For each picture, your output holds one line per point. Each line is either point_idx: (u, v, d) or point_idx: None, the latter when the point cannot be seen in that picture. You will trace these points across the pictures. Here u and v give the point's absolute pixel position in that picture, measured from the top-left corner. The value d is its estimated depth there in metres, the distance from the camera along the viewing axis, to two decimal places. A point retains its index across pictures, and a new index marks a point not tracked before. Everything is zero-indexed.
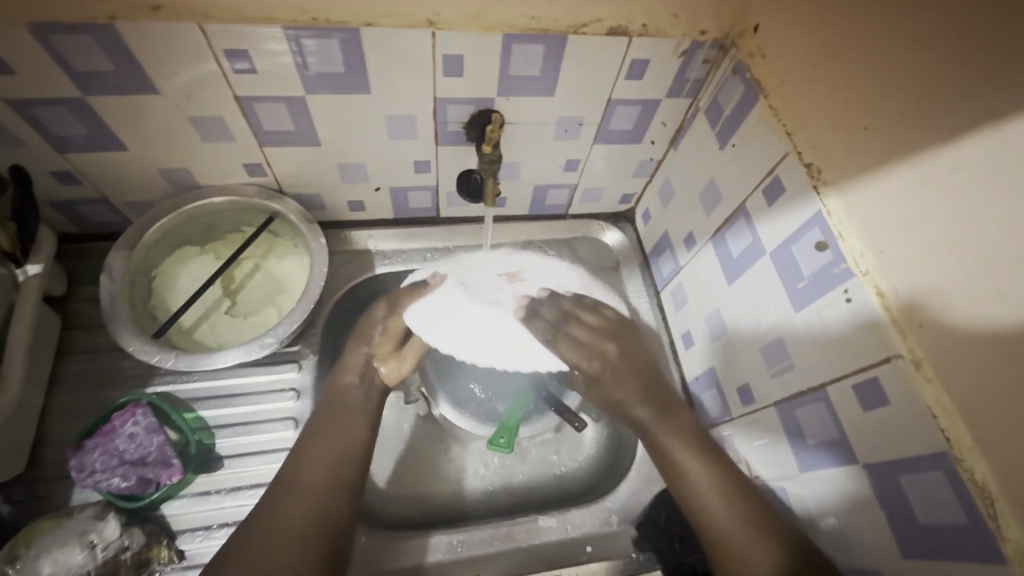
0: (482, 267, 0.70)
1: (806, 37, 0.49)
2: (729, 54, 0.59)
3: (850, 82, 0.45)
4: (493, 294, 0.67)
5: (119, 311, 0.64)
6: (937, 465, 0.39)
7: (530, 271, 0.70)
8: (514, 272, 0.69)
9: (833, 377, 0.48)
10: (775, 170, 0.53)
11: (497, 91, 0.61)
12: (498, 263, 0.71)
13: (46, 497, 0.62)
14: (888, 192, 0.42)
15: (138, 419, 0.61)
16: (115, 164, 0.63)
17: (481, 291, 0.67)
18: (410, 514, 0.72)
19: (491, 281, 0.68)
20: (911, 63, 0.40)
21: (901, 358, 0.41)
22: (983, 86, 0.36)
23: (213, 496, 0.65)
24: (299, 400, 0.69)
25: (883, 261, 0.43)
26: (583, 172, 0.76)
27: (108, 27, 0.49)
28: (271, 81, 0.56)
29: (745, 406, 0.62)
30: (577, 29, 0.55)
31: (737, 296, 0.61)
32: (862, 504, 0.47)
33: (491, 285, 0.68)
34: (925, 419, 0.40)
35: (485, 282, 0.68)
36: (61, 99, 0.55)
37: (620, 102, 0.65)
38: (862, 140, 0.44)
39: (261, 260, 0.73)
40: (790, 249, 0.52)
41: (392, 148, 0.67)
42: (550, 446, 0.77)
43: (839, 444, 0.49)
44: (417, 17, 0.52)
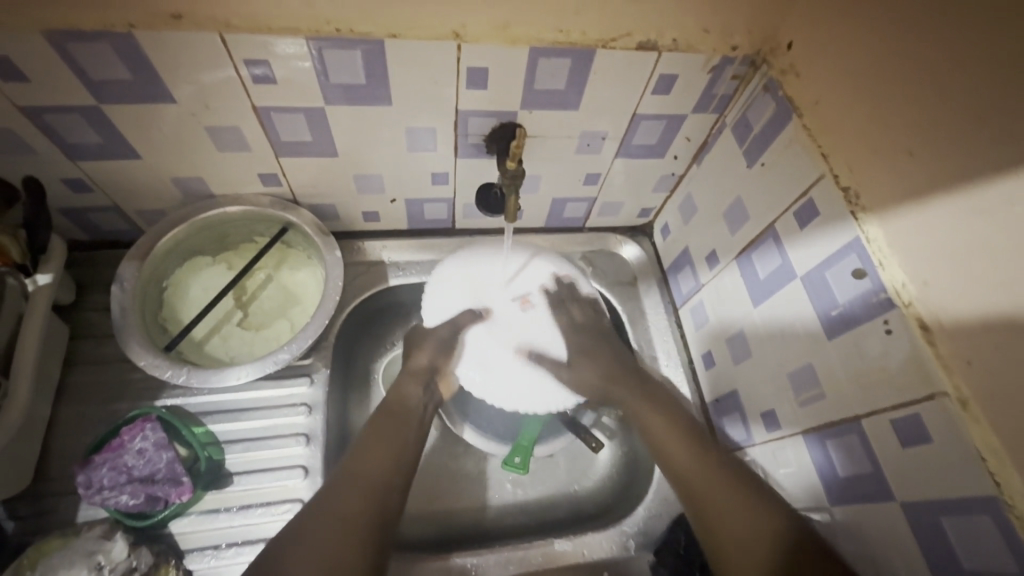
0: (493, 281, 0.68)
1: (842, 56, 0.48)
2: (760, 71, 0.57)
3: (891, 105, 0.44)
4: (511, 326, 0.65)
5: (130, 324, 0.63)
6: (984, 508, 0.38)
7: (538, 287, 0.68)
8: (526, 296, 0.67)
9: (870, 409, 0.47)
10: (809, 192, 0.52)
11: (520, 104, 0.59)
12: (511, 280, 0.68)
13: (51, 513, 0.61)
14: (932, 220, 0.41)
15: (147, 435, 0.60)
16: (128, 173, 0.62)
17: (499, 320, 0.66)
18: (423, 533, 0.70)
19: (506, 303, 0.66)
20: (958, 90, 0.39)
21: (946, 396, 0.40)
22: None
23: (222, 514, 0.63)
24: (310, 416, 0.67)
25: (927, 293, 0.41)
26: (603, 185, 0.74)
27: (125, 35, 0.48)
28: (290, 91, 0.55)
29: (770, 432, 0.60)
30: (606, 43, 0.53)
31: (764, 319, 0.60)
32: (896, 541, 0.46)
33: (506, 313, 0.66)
34: (973, 460, 0.38)
35: (502, 306, 0.66)
36: (75, 107, 0.53)
37: (645, 116, 0.63)
38: (903, 166, 0.43)
39: (273, 271, 0.72)
40: (824, 275, 0.51)
41: (410, 160, 0.65)
42: (564, 465, 0.76)
43: (873, 477, 0.48)
44: (443, 29, 0.51)
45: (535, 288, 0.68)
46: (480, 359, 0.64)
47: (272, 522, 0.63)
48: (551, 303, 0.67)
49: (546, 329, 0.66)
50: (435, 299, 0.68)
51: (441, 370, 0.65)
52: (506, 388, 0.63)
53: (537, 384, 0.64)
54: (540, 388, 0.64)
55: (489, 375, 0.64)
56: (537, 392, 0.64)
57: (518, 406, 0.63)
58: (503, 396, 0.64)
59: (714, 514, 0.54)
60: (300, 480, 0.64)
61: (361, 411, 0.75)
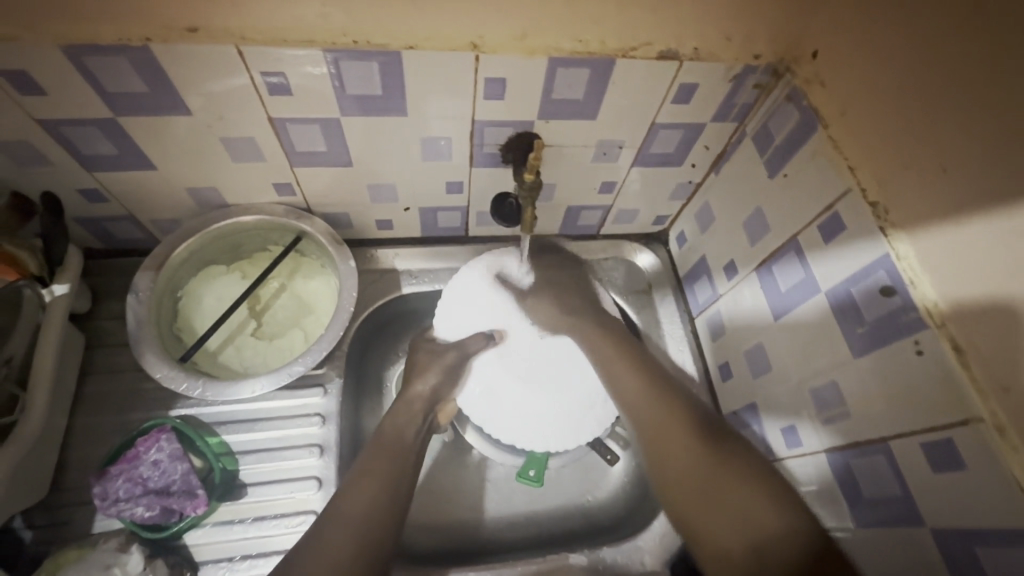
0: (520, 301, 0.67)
1: (870, 67, 0.47)
2: (783, 79, 0.56)
3: (921, 119, 0.42)
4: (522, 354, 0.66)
5: (145, 335, 0.63)
6: (1023, 539, 0.37)
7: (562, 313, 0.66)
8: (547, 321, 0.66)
9: (898, 431, 0.46)
10: (834, 205, 0.51)
11: (537, 114, 0.58)
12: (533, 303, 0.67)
13: (68, 523, 0.61)
14: (968, 239, 0.40)
15: (162, 446, 0.60)
16: (143, 183, 0.62)
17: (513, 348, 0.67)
18: (437, 545, 0.70)
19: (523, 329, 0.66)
20: (995, 106, 0.37)
21: (982, 422, 0.39)
22: None
23: (236, 525, 0.63)
24: (324, 426, 0.67)
25: (962, 314, 0.40)
26: (619, 194, 0.73)
27: (142, 48, 0.47)
28: (305, 102, 0.54)
29: (790, 448, 0.59)
30: (625, 52, 0.52)
31: (785, 334, 0.59)
32: (925, 566, 0.44)
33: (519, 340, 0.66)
34: (1011, 489, 0.37)
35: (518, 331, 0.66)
36: (91, 119, 0.53)
37: (663, 125, 0.62)
38: (935, 182, 0.42)
39: (287, 280, 0.71)
40: (849, 291, 0.50)
41: (424, 169, 0.65)
42: (577, 476, 0.75)
43: (902, 500, 0.47)
44: (461, 40, 0.50)
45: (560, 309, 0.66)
46: (487, 387, 0.67)
47: (287, 534, 0.63)
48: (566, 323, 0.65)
49: (557, 364, 0.66)
50: (459, 315, 0.68)
51: (441, 398, 0.64)
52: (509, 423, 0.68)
53: (539, 423, 0.67)
54: (540, 425, 0.67)
55: (494, 405, 0.68)
56: (537, 432, 0.67)
57: (516, 441, 0.68)
58: (505, 428, 0.68)
59: (720, 505, 0.50)
60: (314, 492, 0.64)
61: (374, 420, 0.74)
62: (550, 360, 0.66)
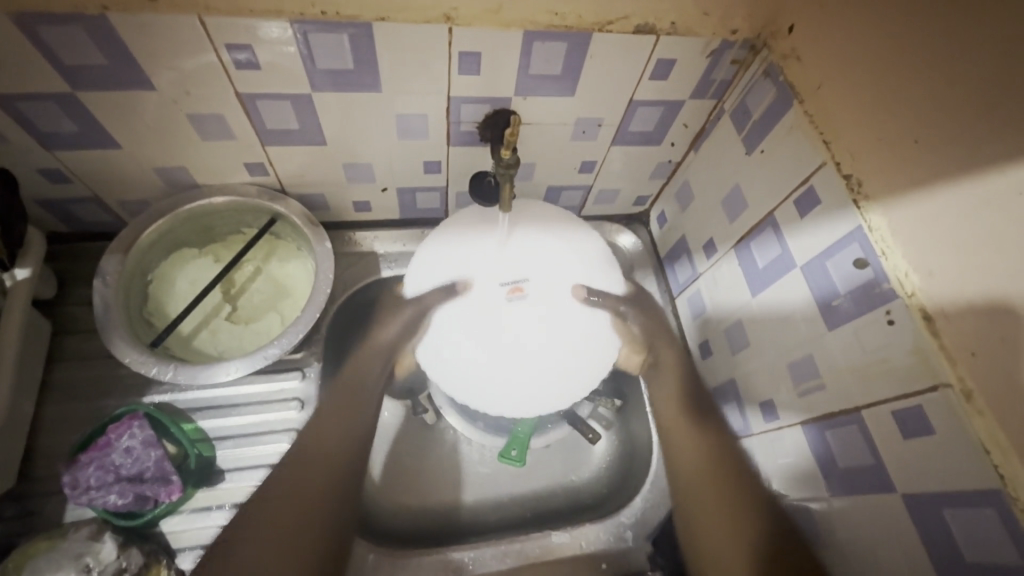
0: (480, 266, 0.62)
1: (845, 40, 0.46)
2: (760, 55, 0.56)
3: (895, 92, 0.43)
4: (489, 315, 0.59)
5: (113, 319, 0.61)
6: (988, 501, 0.38)
7: (537, 283, 0.60)
8: (519, 284, 0.60)
9: (871, 401, 0.47)
10: (810, 179, 0.51)
11: (514, 90, 0.57)
12: (505, 266, 0.61)
13: (39, 513, 0.60)
14: (937, 210, 0.40)
15: (134, 433, 0.59)
16: (107, 162, 0.60)
17: (479, 319, 0.60)
18: (418, 527, 0.70)
19: (490, 291, 0.60)
20: (966, 77, 0.38)
21: (950, 388, 0.39)
22: None
23: (214, 511, 0.62)
24: (303, 411, 0.66)
25: (932, 283, 0.41)
26: (599, 173, 0.72)
27: (98, 18, 0.45)
28: (274, 77, 0.53)
29: (767, 422, 0.60)
30: (603, 26, 0.52)
31: (763, 309, 0.59)
32: (897, 532, 0.45)
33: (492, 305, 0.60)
34: (977, 454, 0.38)
35: (483, 295, 0.60)
36: (48, 93, 0.51)
37: (642, 102, 0.61)
38: (908, 153, 0.42)
39: (262, 263, 0.70)
40: (824, 264, 0.50)
41: (401, 148, 0.64)
42: (560, 456, 0.75)
43: (873, 469, 0.47)
44: (434, 12, 0.49)
45: (534, 277, 0.60)
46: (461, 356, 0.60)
47: None
48: (545, 294, 0.60)
49: (533, 326, 0.59)
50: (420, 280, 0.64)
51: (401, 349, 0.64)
52: (487, 392, 0.61)
53: (509, 393, 0.60)
54: (521, 392, 0.61)
55: (456, 369, 0.61)
56: (516, 397, 0.61)
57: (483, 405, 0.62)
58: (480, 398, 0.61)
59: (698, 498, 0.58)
60: None
61: None
62: (525, 325, 0.59)
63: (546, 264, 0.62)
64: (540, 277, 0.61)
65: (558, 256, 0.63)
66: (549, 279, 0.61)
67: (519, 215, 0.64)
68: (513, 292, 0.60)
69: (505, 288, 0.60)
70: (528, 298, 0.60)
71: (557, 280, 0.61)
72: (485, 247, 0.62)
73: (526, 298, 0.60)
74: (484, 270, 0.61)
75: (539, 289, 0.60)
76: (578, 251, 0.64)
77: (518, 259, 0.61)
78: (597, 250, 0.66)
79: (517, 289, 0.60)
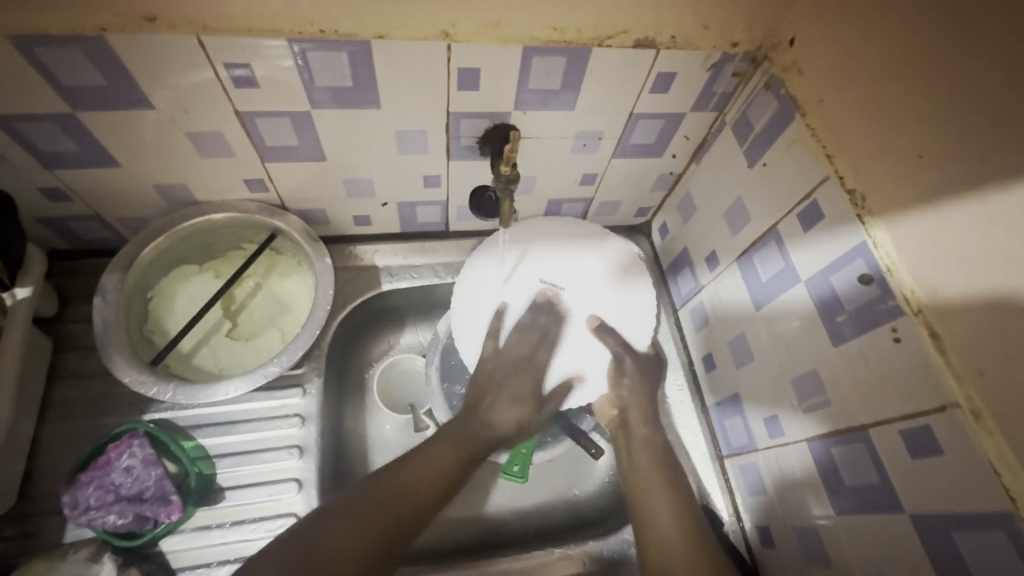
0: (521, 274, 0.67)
1: (847, 53, 0.46)
2: (761, 67, 0.56)
3: (898, 106, 0.42)
4: (527, 305, 0.66)
5: (113, 338, 0.61)
6: (998, 524, 0.37)
7: (571, 288, 0.67)
8: (554, 287, 0.67)
9: (877, 419, 0.46)
10: (812, 194, 0.51)
11: (513, 105, 0.57)
12: (546, 266, 0.68)
13: (38, 533, 0.59)
14: (942, 226, 0.39)
15: (134, 452, 0.58)
16: (107, 180, 0.60)
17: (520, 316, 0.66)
18: (420, 544, 0.69)
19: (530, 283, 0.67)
20: (969, 91, 0.37)
21: (958, 408, 0.39)
22: None
23: (215, 530, 0.62)
24: (303, 427, 0.66)
25: (937, 301, 0.40)
26: (600, 185, 0.72)
27: (97, 39, 0.45)
28: (273, 95, 0.52)
29: (772, 438, 0.59)
30: (602, 41, 0.51)
31: (766, 324, 0.59)
32: (904, 552, 0.45)
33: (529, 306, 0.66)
34: (987, 476, 0.37)
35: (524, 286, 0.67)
36: (48, 114, 0.51)
37: (642, 115, 0.61)
38: (911, 169, 0.41)
39: (262, 279, 0.70)
40: (828, 280, 0.50)
41: (401, 163, 0.63)
42: (563, 470, 0.74)
43: (880, 488, 0.47)
44: (432, 29, 0.48)
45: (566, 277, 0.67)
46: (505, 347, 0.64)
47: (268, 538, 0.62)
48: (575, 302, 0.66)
49: (567, 326, 0.66)
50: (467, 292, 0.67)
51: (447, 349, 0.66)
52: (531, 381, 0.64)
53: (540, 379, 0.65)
54: (555, 386, 0.65)
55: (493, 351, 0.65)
56: (554, 391, 0.65)
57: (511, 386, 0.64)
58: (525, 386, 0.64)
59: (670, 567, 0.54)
60: (294, 494, 0.63)
61: (355, 418, 0.74)
62: (562, 324, 0.66)
63: (576, 266, 0.68)
64: (571, 278, 0.67)
65: (588, 267, 0.68)
66: (580, 280, 0.67)
67: (538, 231, 0.69)
68: (550, 292, 0.66)
69: (542, 288, 0.67)
70: (561, 296, 0.66)
71: (584, 284, 0.67)
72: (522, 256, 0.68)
73: (560, 296, 0.66)
74: (520, 274, 0.67)
75: (572, 295, 0.67)
76: (605, 256, 0.68)
77: (559, 264, 0.68)
78: (614, 262, 0.68)
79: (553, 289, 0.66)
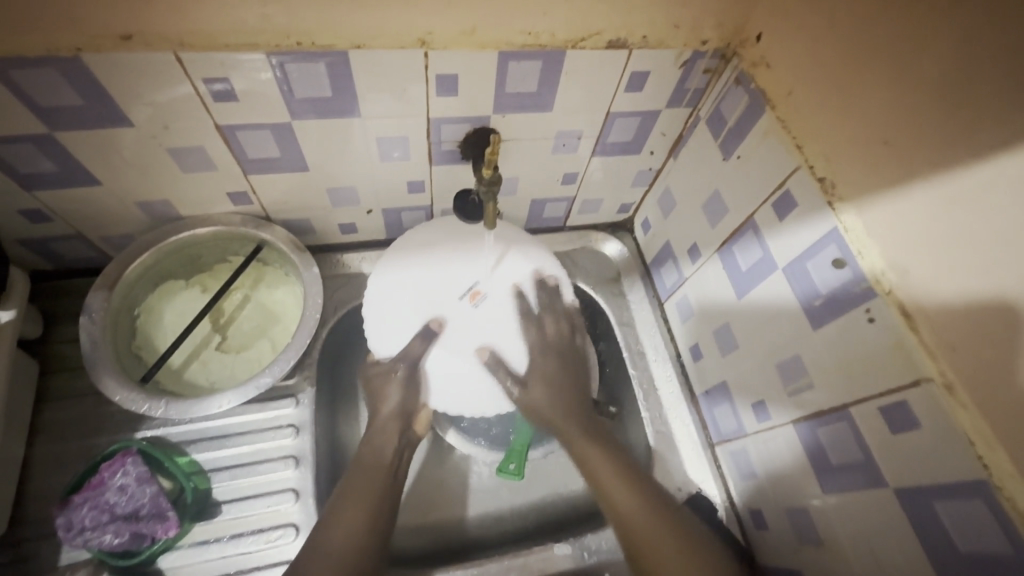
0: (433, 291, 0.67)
1: (814, 45, 0.48)
2: (731, 63, 0.57)
3: (861, 96, 0.44)
4: (461, 325, 0.65)
5: (102, 357, 0.60)
6: (975, 492, 0.39)
7: (489, 282, 0.67)
8: (474, 289, 0.67)
9: (858, 398, 0.47)
10: (786, 183, 0.52)
11: (492, 108, 0.58)
12: (458, 278, 0.67)
13: (32, 557, 0.59)
14: (908, 210, 0.41)
15: (128, 470, 0.58)
16: (89, 200, 0.60)
17: (459, 328, 0.65)
18: (420, 546, 0.69)
19: (452, 305, 0.66)
20: (931, 78, 0.39)
21: (932, 382, 0.40)
22: (1000, 107, 0.35)
23: (213, 545, 0.62)
24: (298, 437, 0.66)
25: (907, 281, 0.42)
26: (581, 184, 0.73)
27: (73, 59, 0.45)
28: (254, 107, 0.53)
29: (760, 422, 0.61)
30: (575, 43, 0.53)
31: (747, 313, 0.60)
32: (887, 525, 0.47)
33: (421, 347, 0.64)
34: (961, 446, 0.39)
35: (450, 309, 0.66)
36: (25, 136, 0.51)
37: (620, 114, 0.62)
38: (876, 155, 0.43)
39: (251, 290, 0.70)
40: (804, 265, 0.51)
41: (384, 171, 0.64)
42: (557, 466, 0.75)
43: (864, 465, 0.48)
44: (409, 37, 0.49)
45: (484, 279, 0.67)
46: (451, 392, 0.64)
47: (266, 549, 0.62)
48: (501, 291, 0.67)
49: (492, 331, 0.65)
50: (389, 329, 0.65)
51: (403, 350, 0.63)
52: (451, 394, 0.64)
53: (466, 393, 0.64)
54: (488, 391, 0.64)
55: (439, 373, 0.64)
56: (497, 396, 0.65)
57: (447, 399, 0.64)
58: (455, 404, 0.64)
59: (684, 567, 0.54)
60: (291, 504, 0.63)
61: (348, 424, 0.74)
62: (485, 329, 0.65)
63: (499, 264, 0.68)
64: (491, 277, 0.68)
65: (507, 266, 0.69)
66: (500, 280, 0.68)
67: (438, 240, 0.69)
68: (472, 298, 0.66)
69: (465, 296, 0.66)
70: (487, 302, 0.66)
71: (504, 278, 0.68)
72: (433, 272, 0.67)
73: (482, 302, 0.66)
74: (442, 295, 0.66)
75: (491, 284, 0.67)
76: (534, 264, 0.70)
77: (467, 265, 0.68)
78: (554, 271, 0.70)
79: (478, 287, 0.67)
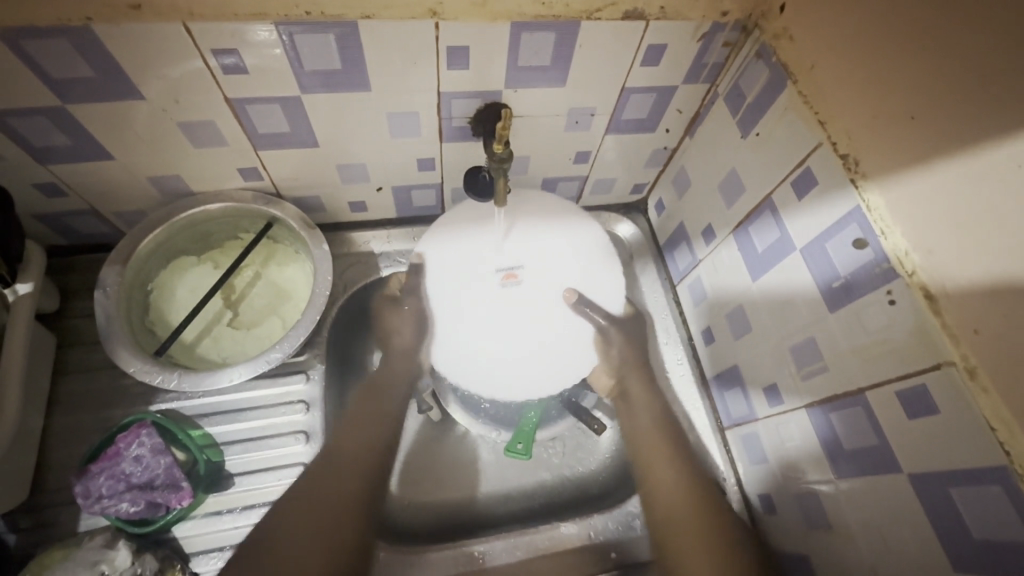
0: (474, 260, 0.67)
1: (841, 14, 0.45)
2: (752, 36, 0.55)
3: (889, 69, 0.42)
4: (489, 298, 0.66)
5: (115, 330, 0.61)
6: (995, 479, 0.38)
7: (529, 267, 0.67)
8: (511, 270, 0.66)
9: (874, 382, 0.46)
10: (806, 161, 0.51)
11: (504, 83, 0.57)
12: (499, 254, 0.67)
13: (53, 524, 0.61)
14: (935, 186, 0.39)
15: (143, 441, 0.59)
16: (102, 174, 0.60)
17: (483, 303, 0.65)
18: (426, 521, 0.70)
19: (484, 278, 0.66)
20: (966, 48, 0.37)
21: (953, 366, 0.39)
22: None
23: (226, 515, 0.63)
24: (308, 413, 0.67)
25: (932, 261, 0.40)
26: (594, 163, 0.72)
27: (83, 29, 0.45)
28: (262, 81, 0.52)
29: (772, 406, 0.60)
30: (591, 13, 0.51)
31: (762, 295, 0.59)
32: (900, 512, 0.46)
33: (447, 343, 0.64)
34: (982, 430, 0.38)
35: (482, 281, 0.66)
36: (39, 109, 0.51)
37: (634, 90, 0.61)
38: (903, 131, 0.41)
39: (261, 268, 0.70)
40: (823, 245, 0.50)
41: (394, 148, 0.63)
42: (563, 447, 0.75)
43: (879, 449, 0.47)
44: (419, 8, 0.48)
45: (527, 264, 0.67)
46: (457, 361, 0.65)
47: None
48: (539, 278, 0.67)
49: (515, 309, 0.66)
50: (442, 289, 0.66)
51: None
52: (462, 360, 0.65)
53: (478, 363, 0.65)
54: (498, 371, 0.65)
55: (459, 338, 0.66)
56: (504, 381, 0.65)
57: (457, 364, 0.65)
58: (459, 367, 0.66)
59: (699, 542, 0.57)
60: None
61: None
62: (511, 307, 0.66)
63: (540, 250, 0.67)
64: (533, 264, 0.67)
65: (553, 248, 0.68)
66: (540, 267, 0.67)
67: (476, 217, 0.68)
68: (508, 278, 0.66)
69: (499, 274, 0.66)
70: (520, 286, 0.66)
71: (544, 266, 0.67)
72: (470, 242, 0.67)
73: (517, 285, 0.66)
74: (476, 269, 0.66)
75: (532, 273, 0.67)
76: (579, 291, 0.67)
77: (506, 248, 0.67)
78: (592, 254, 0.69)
79: (565, 297, 0.66)
